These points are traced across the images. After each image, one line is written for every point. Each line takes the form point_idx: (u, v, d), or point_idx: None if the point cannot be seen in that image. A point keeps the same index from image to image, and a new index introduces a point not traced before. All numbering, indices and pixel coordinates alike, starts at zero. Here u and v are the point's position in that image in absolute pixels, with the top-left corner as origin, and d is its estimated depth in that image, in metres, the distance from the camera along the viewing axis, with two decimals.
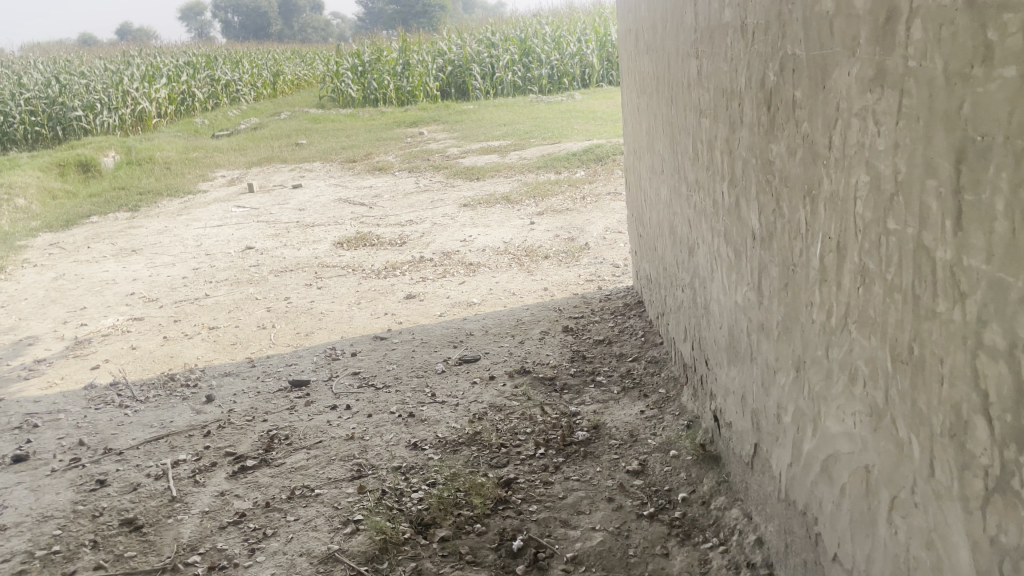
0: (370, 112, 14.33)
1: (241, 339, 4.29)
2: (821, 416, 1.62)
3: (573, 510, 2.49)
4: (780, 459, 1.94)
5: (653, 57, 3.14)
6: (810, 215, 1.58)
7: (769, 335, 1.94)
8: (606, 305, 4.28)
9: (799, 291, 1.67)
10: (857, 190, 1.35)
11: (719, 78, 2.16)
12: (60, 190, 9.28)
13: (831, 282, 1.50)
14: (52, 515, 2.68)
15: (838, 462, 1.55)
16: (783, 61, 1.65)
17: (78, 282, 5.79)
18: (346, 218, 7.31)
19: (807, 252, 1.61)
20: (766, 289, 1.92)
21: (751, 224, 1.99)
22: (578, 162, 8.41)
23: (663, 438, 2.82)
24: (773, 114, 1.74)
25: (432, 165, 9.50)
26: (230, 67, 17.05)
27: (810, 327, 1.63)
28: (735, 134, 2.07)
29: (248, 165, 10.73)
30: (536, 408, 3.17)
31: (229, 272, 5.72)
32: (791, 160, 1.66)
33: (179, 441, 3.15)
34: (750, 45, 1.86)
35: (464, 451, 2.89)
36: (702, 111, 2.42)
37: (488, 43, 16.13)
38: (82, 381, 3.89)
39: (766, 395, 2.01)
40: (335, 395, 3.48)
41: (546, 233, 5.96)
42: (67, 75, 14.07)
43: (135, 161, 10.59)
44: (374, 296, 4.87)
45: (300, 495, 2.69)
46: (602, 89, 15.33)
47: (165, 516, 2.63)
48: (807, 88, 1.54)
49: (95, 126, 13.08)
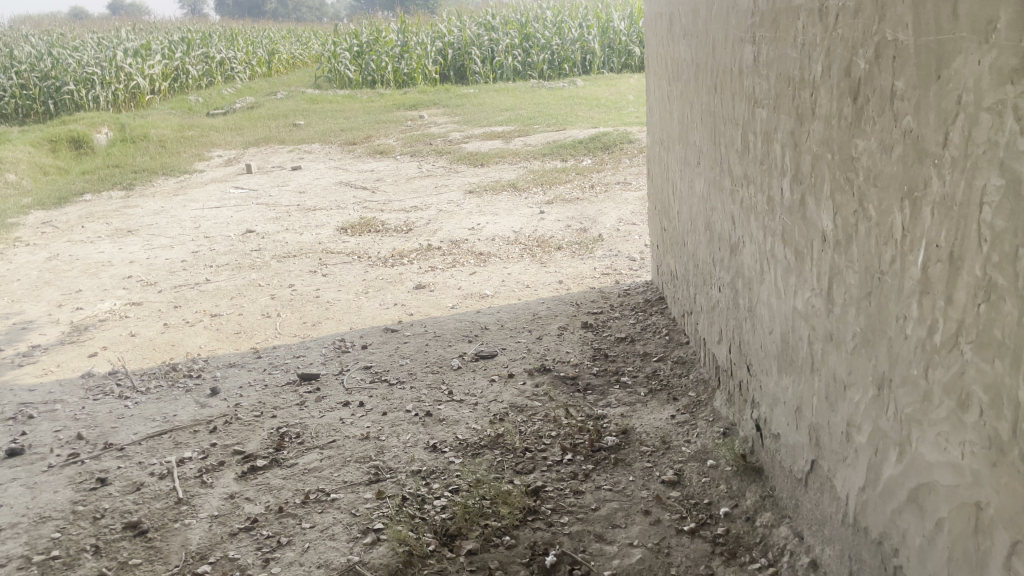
0: (368, 94, 14.09)
1: (245, 328, 4.12)
2: (911, 441, 1.48)
3: (608, 523, 2.35)
4: (849, 481, 1.80)
5: (692, 43, 2.98)
6: (910, 219, 1.42)
7: (839, 346, 1.79)
8: (626, 300, 4.12)
9: (889, 302, 1.53)
10: (984, 196, 1.20)
11: (784, 65, 2.00)
12: (52, 167, 9.07)
13: (937, 295, 1.35)
14: (51, 516, 2.52)
15: (934, 492, 1.41)
16: (880, 47, 1.49)
17: (72, 263, 5.60)
18: (348, 203, 7.12)
19: (902, 260, 1.46)
20: (840, 298, 1.77)
21: (822, 224, 1.83)
22: (585, 150, 8.24)
23: (699, 446, 2.68)
24: (860, 106, 1.59)
25: (434, 149, 9.29)
26: (225, 44, 16.70)
27: (902, 343, 1.48)
28: (803, 127, 1.91)
29: (245, 145, 10.50)
30: (561, 409, 3.02)
31: (230, 256, 5.53)
32: (885, 158, 1.50)
33: (184, 436, 2.99)
34: (831, 29, 1.70)
35: (487, 455, 2.73)
36: (757, 101, 2.26)
37: (488, 26, 15.90)
38: (79, 369, 3.72)
39: (832, 412, 1.87)
40: (347, 390, 3.32)
41: (557, 223, 5.79)
42: (59, 49, 13.78)
43: (130, 138, 10.34)
44: (383, 285, 4.70)
45: (315, 499, 2.53)
46: (604, 76, 15.11)
47: (172, 519, 2.47)
48: (914, 77, 1.38)
49: (87, 101, 12.81)
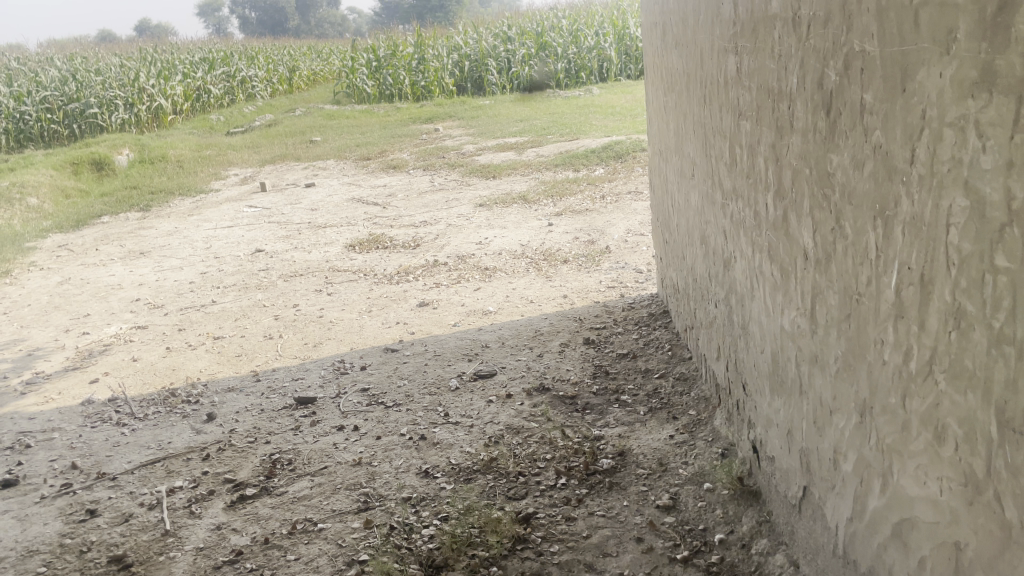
0: (386, 108, 14.13)
1: (246, 350, 4.10)
2: (893, 473, 1.40)
3: (599, 552, 2.27)
4: (837, 511, 1.71)
5: (683, 52, 2.91)
6: (882, 239, 1.34)
7: (824, 368, 1.71)
8: (630, 314, 4.04)
9: (866, 325, 1.45)
10: (951, 216, 1.13)
11: (763, 76, 1.93)
12: (73, 189, 9.17)
13: (911, 320, 1.27)
14: (38, 550, 2.50)
15: (916, 529, 1.33)
16: (849, 58, 1.42)
17: (83, 287, 5.63)
18: (359, 219, 7.11)
19: (877, 281, 1.38)
20: (822, 319, 1.69)
21: (804, 241, 1.76)
22: (597, 159, 8.16)
23: (696, 467, 2.60)
24: (834, 119, 1.51)
25: (447, 162, 9.26)
26: (246, 62, 16.84)
27: (880, 369, 1.40)
28: (783, 140, 1.84)
29: (262, 164, 10.54)
30: (558, 431, 2.94)
31: (238, 277, 5.54)
32: (858, 174, 1.43)
33: (176, 465, 2.96)
34: (804, 40, 1.63)
35: (478, 481, 2.67)
36: (741, 113, 2.18)
37: (504, 37, 15.91)
38: (80, 396, 3.71)
39: (820, 437, 1.78)
40: (343, 414, 3.27)
41: (565, 235, 5.72)
42: (82, 72, 13.98)
43: (148, 159, 10.43)
44: (386, 303, 4.67)
45: (302, 530, 2.48)
46: (621, 83, 15.04)
47: (158, 552, 2.44)
48: (881, 90, 1.31)
49: (111, 124, 12.97)
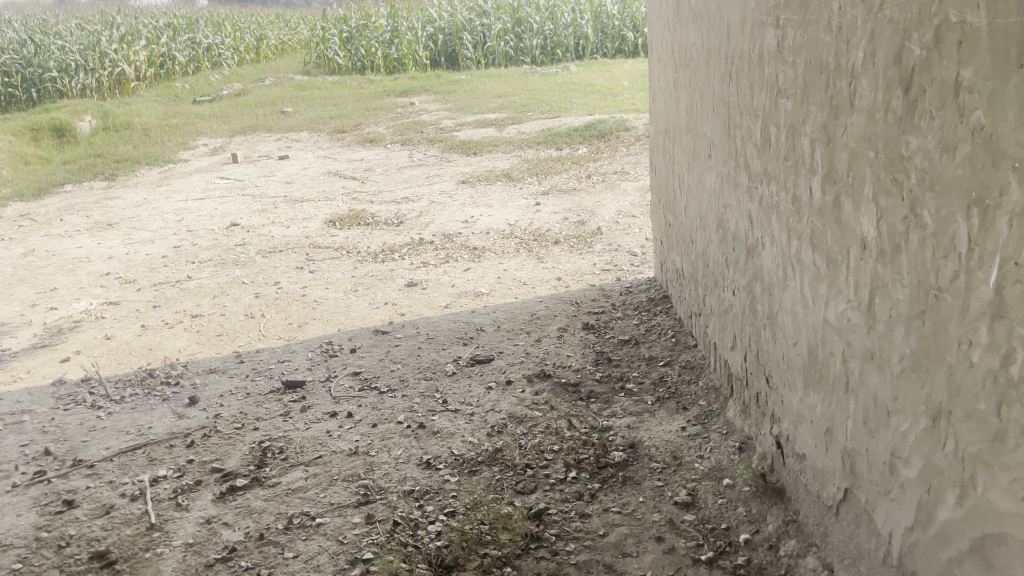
0: (358, 80, 13.79)
1: (227, 330, 3.91)
2: (976, 484, 1.30)
3: (618, 552, 2.16)
4: (891, 518, 1.61)
5: (703, 25, 2.77)
6: (979, 231, 1.23)
7: (882, 366, 1.60)
8: (628, 298, 3.92)
9: (947, 323, 1.34)
10: None
11: (815, 49, 1.80)
12: (33, 156, 8.78)
13: (1016, 321, 1.17)
14: (12, 545, 2.32)
15: (1006, 546, 1.23)
16: (940, 30, 1.29)
17: (48, 259, 5.36)
18: (337, 194, 6.89)
19: (967, 276, 1.27)
20: (884, 314, 1.57)
21: (862, 230, 1.64)
22: (580, 138, 8.01)
23: (713, 462, 2.49)
24: (914, 98, 1.39)
25: (426, 137, 9.04)
26: (212, 29, 16.31)
27: (966, 372, 1.30)
28: (839, 120, 1.71)
29: (232, 134, 10.21)
30: (563, 421, 2.82)
31: (213, 251, 5.32)
32: (945, 158, 1.31)
33: (159, 452, 2.79)
34: (877, 11, 1.49)
35: (484, 473, 2.54)
36: (781, 90, 2.05)
37: (480, 11, 15.61)
38: (50, 376, 3.50)
39: (872, 440, 1.67)
40: (335, 399, 3.11)
41: (554, 215, 5.58)
42: (40, 35, 13.39)
43: (113, 126, 10.02)
44: (372, 282, 4.50)
45: (299, 525, 2.33)
46: (597, 62, 14.84)
47: (143, 549, 2.27)
48: (986, 66, 1.19)
49: (71, 89, 12.45)
